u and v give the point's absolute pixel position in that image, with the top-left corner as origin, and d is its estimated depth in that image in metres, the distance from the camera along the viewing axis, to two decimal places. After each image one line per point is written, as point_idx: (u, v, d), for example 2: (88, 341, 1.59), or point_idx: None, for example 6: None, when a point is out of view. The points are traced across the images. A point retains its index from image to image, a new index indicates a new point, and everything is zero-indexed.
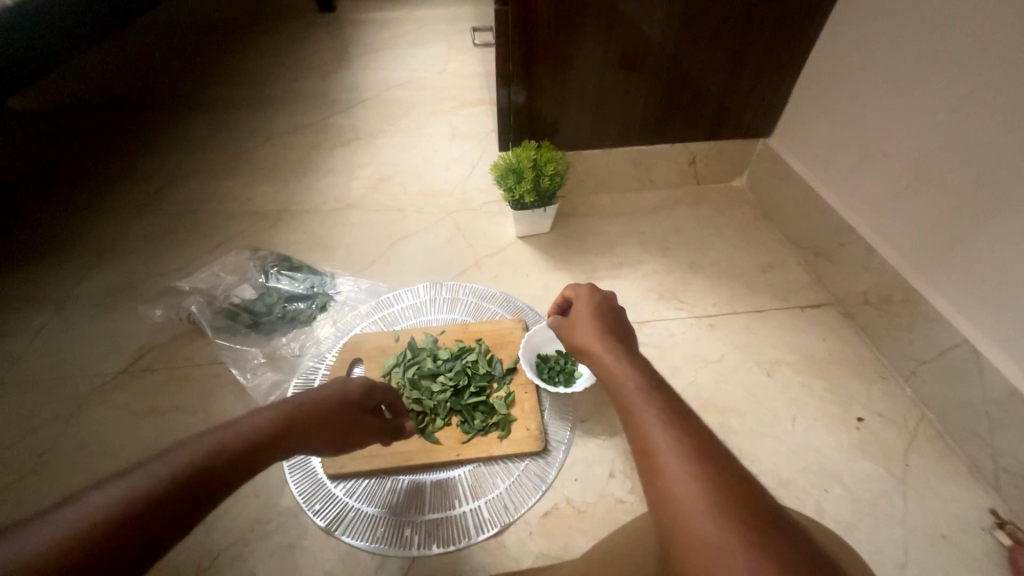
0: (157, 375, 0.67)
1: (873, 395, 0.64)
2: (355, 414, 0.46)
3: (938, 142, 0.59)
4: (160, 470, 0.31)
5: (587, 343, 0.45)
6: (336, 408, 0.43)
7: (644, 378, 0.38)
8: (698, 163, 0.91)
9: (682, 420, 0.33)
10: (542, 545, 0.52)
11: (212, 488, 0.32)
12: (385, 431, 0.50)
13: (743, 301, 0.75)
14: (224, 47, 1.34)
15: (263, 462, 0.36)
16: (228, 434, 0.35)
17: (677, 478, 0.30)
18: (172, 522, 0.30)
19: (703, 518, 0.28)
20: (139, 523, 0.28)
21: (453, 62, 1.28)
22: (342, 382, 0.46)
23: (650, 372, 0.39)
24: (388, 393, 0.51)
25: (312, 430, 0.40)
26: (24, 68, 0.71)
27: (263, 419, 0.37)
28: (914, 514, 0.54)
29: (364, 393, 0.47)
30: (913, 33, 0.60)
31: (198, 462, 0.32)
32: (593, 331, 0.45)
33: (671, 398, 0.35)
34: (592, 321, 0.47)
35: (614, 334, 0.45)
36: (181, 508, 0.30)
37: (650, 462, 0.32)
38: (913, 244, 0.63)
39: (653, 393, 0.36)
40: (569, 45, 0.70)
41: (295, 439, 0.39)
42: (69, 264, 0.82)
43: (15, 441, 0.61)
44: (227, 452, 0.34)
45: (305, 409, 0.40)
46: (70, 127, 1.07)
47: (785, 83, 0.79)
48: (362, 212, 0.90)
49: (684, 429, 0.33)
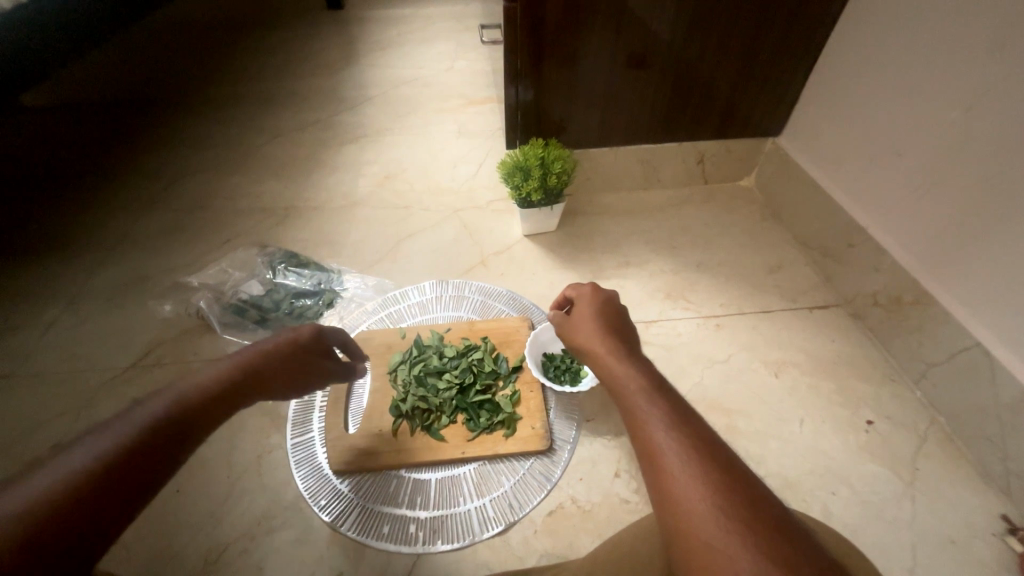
0: (166, 369, 0.68)
1: (882, 398, 0.64)
2: (309, 356, 0.47)
3: (951, 143, 0.58)
4: (132, 425, 0.33)
5: (587, 345, 0.44)
6: (288, 353, 0.45)
7: (647, 381, 0.37)
8: (706, 162, 0.90)
9: (686, 424, 0.33)
10: (547, 544, 0.52)
11: (186, 435, 0.35)
12: (344, 369, 0.51)
13: (751, 302, 0.75)
14: (233, 45, 1.34)
15: (225, 412, 0.38)
16: (190, 387, 0.37)
17: (682, 485, 0.29)
18: (156, 466, 0.32)
19: (709, 527, 0.27)
20: (125, 471, 0.31)
21: (461, 59, 1.28)
22: (290, 329, 0.47)
23: (653, 374, 0.38)
24: (339, 334, 0.52)
25: (268, 378, 0.42)
26: (37, 64, 0.72)
27: (215, 374, 0.39)
28: (923, 517, 0.54)
29: (318, 336, 0.48)
30: (926, 32, 0.59)
31: (169, 413, 0.35)
32: (593, 332, 0.45)
33: (674, 401, 0.35)
34: (593, 322, 0.46)
35: (616, 333, 0.45)
36: (161, 454, 0.33)
37: (654, 469, 0.31)
38: (925, 246, 0.63)
39: (654, 395, 0.35)
40: (577, 43, 0.70)
41: (252, 386, 0.41)
42: (80, 258, 0.83)
43: (25, 433, 0.62)
44: (191, 406, 0.36)
45: (255, 360, 0.42)
46: (81, 123, 1.08)
47: (796, 82, 0.79)
48: (369, 209, 0.91)
49: (687, 432, 0.32)
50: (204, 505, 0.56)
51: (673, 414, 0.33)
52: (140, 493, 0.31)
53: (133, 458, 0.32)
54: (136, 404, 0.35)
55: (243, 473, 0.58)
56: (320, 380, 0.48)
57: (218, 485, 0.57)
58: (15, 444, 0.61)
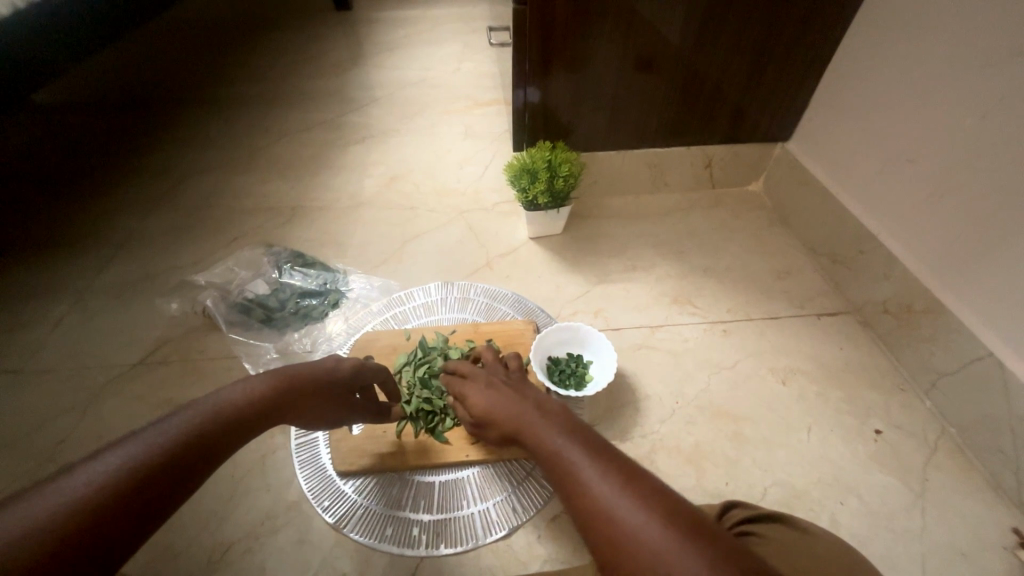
0: (172, 367, 0.68)
1: (891, 407, 0.63)
2: (339, 392, 0.48)
3: (965, 150, 0.57)
4: (151, 442, 0.33)
5: (498, 408, 0.42)
6: (322, 385, 0.46)
7: (566, 434, 0.36)
8: (714, 167, 0.90)
9: (615, 464, 0.32)
10: (551, 549, 0.52)
11: (205, 455, 0.35)
12: (368, 410, 0.52)
13: (757, 308, 0.74)
14: (242, 45, 1.35)
15: (248, 433, 0.38)
16: (213, 408, 0.37)
17: (619, 515, 0.29)
18: (168, 494, 0.32)
19: (658, 552, 0.27)
20: (152, 485, 0.31)
21: (467, 61, 1.28)
22: (335, 359, 0.48)
23: (564, 422, 0.38)
24: (378, 373, 0.53)
25: (295, 405, 0.43)
26: (49, 62, 0.72)
27: (248, 392, 0.40)
28: (933, 529, 0.53)
29: (354, 374, 0.49)
30: (942, 37, 0.58)
31: (186, 436, 0.34)
32: (496, 392, 0.43)
33: (590, 439, 0.35)
34: (493, 385, 0.45)
35: (516, 388, 0.43)
36: (174, 480, 0.32)
37: (600, 529, 0.30)
38: (937, 253, 0.62)
39: (574, 438, 0.35)
40: (587, 46, 0.70)
41: (277, 413, 0.41)
42: (88, 255, 0.83)
43: (33, 429, 0.62)
44: (218, 422, 0.36)
45: (292, 384, 0.43)
46: (91, 121, 1.09)
47: (806, 87, 0.78)
48: (376, 210, 0.91)
49: (609, 463, 0.33)
50: (209, 504, 0.56)
51: (596, 453, 0.33)
52: (161, 509, 0.31)
53: (161, 470, 0.32)
54: (154, 422, 0.34)
55: (247, 472, 0.58)
56: (349, 420, 0.51)
57: (222, 484, 0.57)
58: (22, 439, 0.61)
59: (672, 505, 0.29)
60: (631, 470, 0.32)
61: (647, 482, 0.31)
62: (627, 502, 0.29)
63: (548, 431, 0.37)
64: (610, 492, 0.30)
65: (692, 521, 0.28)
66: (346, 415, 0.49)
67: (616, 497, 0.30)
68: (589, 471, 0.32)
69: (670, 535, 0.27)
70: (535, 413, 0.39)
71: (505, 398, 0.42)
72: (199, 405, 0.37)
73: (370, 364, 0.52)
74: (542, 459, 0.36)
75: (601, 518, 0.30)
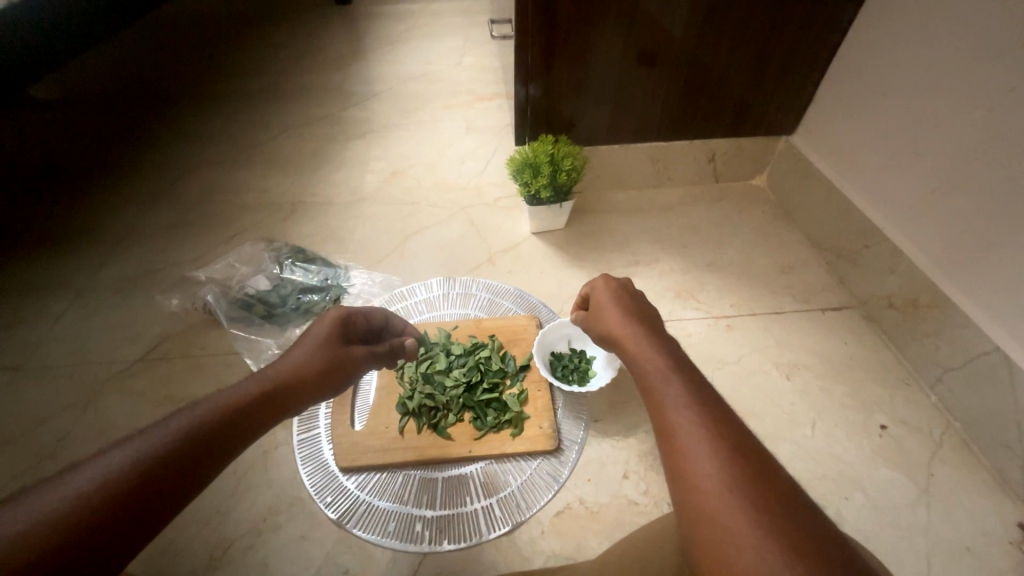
0: (174, 362, 0.68)
1: (896, 403, 0.63)
2: (337, 356, 0.47)
3: (973, 143, 0.57)
4: (150, 444, 0.33)
5: (615, 329, 0.45)
6: (311, 368, 0.44)
7: (671, 362, 0.39)
8: (717, 161, 0.89)
9: (708, 407, 0.36)
10: (555, 545, 0.51)
11: (208, 456, 0.35)
12: (375, 356, 0.52)
13: (762, 303, 0.74)
14: (239, 39, 1.34)
15: (257, 427, 0.39)
16: (214, 408, 0.37)
17: (690, 446, 0.33)
18: (165, 497, 0.32)
19: (713, 485, 0.31)
20: (151, 487, 0.31)
21: (468, 55, 1.27)
22: (301, 350, 0.46)
23: (687, 368, 0.39)
24: (353, 320, 0.51)
25: (308, 391, 0.44)
26: (47, 58, 0.71)
27: (247, 390, 0.40)
28: (937, 523, 0.53)
29: (328, 341, 0.47)
30: (955, 26, 0.57)
31: (186, 435, 0.34)
32: (620, 315, 0.46)
33: (695, 379, 0.38)
34: (615, 304, 0.48)
35: (642, 313, 0.47)
36: (173, 485, 0.32)
37: (672, 442, 0.34)
38: (944, 248, 0.61)
39: (678, 372, 0.38)
40: (589, 40, 0.69)
41: (288, 400, 0.42)
42: (88, 252, 0.83)
43: (33, 427, 0.62)
44: (221, 420, 0.36)
45: (281, 378, 0.42)
46: (91, 117, 1.08)
47: (813, 79, 0.77)
48: (379, 205, 0.90)
49: (701, 404, 0.36)
50: (210, 500, 0.56)
51: (695, 392, 0.37)
52: (164, 509, 0.32)
53: (161, 473, 0.32)
54: (158, 422, 0.35)
55: (249, 469, 0.58)
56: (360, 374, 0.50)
57: (224, 481, 0.57)
58: (23, 436, 0.61)
59: (778, 487, 0.31)
60: (721, 414, 0.35)
61: (728, 433, 0.34)
62: (700, 438, 0.33)
63: (656, 358, 0.40)
64: (694, 426, 0.34)
65: (790, 502, 0.30)
66: (356, 361, 0.49)
67: (696, 430, 0.34)
68: (680, 401, 0.36)
69: (747, 488, 0.31)
70: (654, 341, 0.42)
71: (626, 323, 0.45)
72: (200, 405, 0.37)
73: (334, 320, 0.49)
74: (639, 373, 0.40)
75: (674, 439, 0.34)
